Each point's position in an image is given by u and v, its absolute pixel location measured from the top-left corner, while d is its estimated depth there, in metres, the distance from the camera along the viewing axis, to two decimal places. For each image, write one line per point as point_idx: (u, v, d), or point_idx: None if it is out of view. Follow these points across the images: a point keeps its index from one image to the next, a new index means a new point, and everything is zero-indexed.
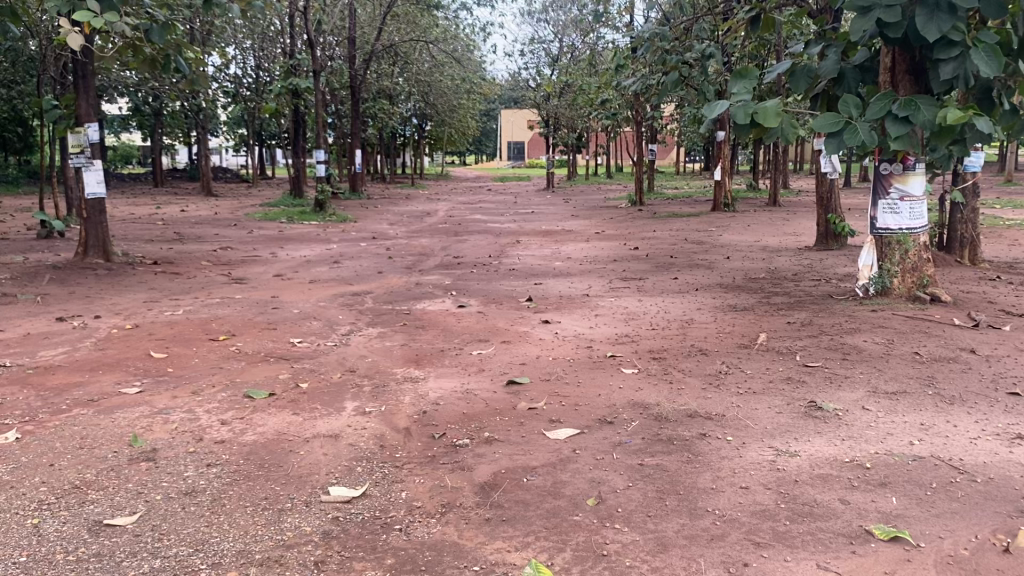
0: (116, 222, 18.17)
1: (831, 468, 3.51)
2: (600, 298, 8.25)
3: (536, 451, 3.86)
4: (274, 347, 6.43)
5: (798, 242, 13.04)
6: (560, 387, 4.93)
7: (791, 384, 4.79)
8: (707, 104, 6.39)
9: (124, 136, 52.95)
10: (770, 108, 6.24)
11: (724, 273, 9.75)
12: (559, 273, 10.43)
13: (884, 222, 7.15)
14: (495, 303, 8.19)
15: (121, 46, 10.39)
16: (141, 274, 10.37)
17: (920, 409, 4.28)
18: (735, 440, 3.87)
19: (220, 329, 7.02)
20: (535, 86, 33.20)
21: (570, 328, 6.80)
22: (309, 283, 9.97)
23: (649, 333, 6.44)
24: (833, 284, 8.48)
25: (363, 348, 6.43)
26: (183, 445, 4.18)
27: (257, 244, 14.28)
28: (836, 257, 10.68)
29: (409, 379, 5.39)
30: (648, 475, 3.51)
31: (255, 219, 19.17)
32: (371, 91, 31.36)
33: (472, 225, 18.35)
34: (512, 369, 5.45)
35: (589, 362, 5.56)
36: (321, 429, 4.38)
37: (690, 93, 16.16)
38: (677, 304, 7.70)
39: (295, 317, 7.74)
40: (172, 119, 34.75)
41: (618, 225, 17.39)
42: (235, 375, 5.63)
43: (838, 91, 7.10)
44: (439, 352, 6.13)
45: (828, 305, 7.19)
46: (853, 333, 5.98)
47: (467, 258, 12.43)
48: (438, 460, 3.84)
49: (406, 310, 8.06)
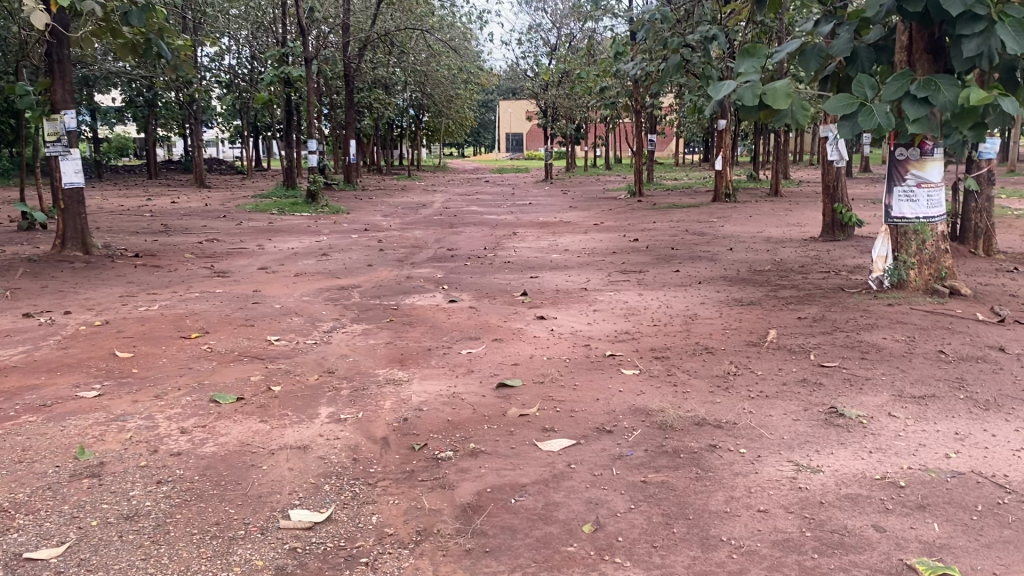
0: (102, 213, 17.70)
1: (860, 488, 3.10)
2: (598, 293, 7.83)
3: (526, 466, 3.44)
4: (249, 346, 6.00)
5: (803, 233, 12.61)
6: (554, 391, 4.52)
7: (807, 388, 4.36)
8: (712, 86, 5.93)
9: (120, 128, 52.32)
10: (780, 89, 5.77)
11: (727, 265, 9.32)
12: (556, 266, 10.00)
13: (900, 211, 6.71)
14: (488, 298, 7.78)
15: (99, 29, 9.87)
16: (120, 268, 9.93)
17: (953, 417, 3.86)
18: (749, 452, 3.45)
19: (194, 326, 6.59)
20: (533, 77, 32.68)
21: (566, 324, 6.38)
22: (295, 277, 9.54)
23: (651, 330, 6.02)
24: (843, 276, 8.04)
25: (344, 347, 6.01)
26: (134, 458, 3.76)
27: (245, 236, 13.82)
28: (843, 248, 10.26)
29: (390, 381, 4.96)
30: (652, 495, 3.10)
31: (245, 210, 18.73)
32: (366, 81, 30.87)
33: (468, 217, 17.91)
34: (503, 371, 5.02)
35: (587, 362, 5.13)
36: (289, 440, 3.96)
37: (691, 80, 15.72)
38: (680, 299, 7.27)
39: (275, 313, 7.31)
40: (165, 110, 34.20)
41: (618, 216, 16.96)
42: (205, 378, 5.21)
43: (851, 72, 6.65)
44: (425, 351, 5.70)
45: (839, 299, 6.76)
46: (869, 329, 5.56)
47: (461, 250, 12.00)
48: (416, 477, 3.43)
49: (394, 306, 7.63)
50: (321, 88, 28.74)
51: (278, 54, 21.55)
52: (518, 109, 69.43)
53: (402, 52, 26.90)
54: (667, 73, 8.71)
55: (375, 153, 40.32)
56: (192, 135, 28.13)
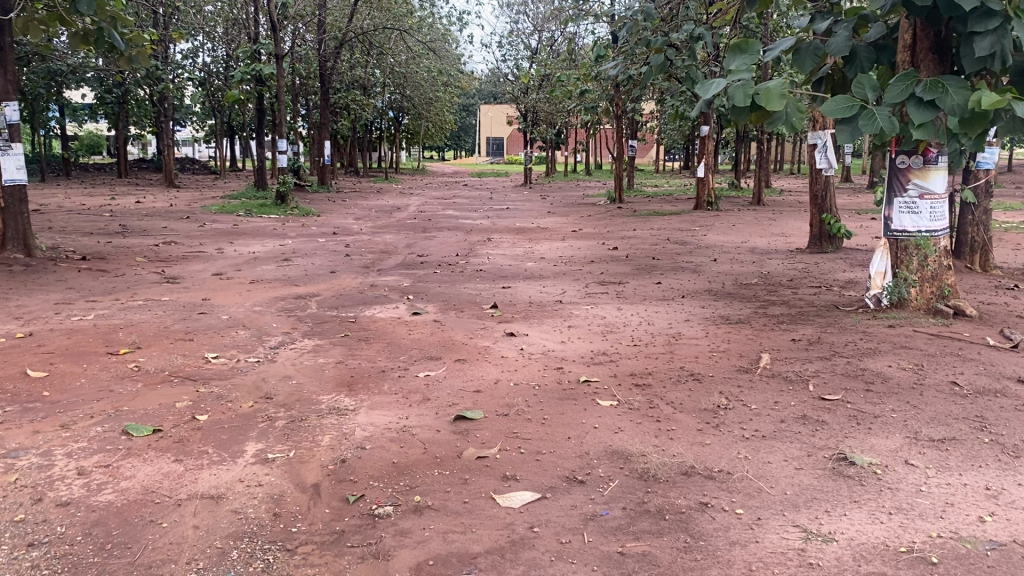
0: (60, 213, 16.88)
1: (883, 566, 2.53)
2: (574, 306, 7.25)
3: (478, 528, 2.85)
4: (182, 365, 5.37)
5: (788, 243, 12.13)
6: (520, 425, 3.93)
7: (809, 427, 3.80)
8: (699, 85, 5.38)
9: (92, 126, 51.05)
10: (774, 89, 5.19)
11: (712, 277, 8.78)
12: (530, 275, 9.42)
13: (901, 223, 6.18)
14: (456, 310, 7.19)
15: (47, 17, 9.19)
16: (62, 271, 9.22)
17: (980, 467, 3.31)
18: (747, 514, 2.88)
19: (125, 340, 5.93)
20: (513, 80, 32.12)
21: (538, 342, 5.80)
22: (250, 284, 8.89)
23: (630, 351, 5.44)
24: (836, 292, 7.53)
25: (289, 367, 5.38)
26: (10, 509, 3.10)
27: (205, 239, 13.11)
28: (832, 261, 9.78)
29: (334, 411, 4.34)
30: (631, 573, 2.52)
31: (210, 211, 18.00)
32: (342, 81, 30.20)
33: (443, 221, 17.30)
34: (463, 400, 4.40)
35: (559, 390, 4.53)
36: (202, 486, 3.34)
37: (674, 84, 15.21)
38: (663, 315, 6.70)
39: (219, 325, 6.68)
40: (137, 107, 33.26)
41: (597, 223, 16.44)
42: (124, 404, 4.56)
43: (850, 72, 6.12)
44: (377, 374, 5.08)
45: (834, 318, 6.22)
46: (872, 354, 5.02)
47: (432, 256, 11.40)
48: (346, 541, 2.83)
49: (352, 318, 7.01)
50: (296, 87, 28.00)
51: (250, 51, 20.74)
52: (499, 112, 68.89)
53: (380, 53, 26.20)
54: (651, 73, 8.12)
55: (352, 154, 39.55)
56: (162, 133, 27.26)
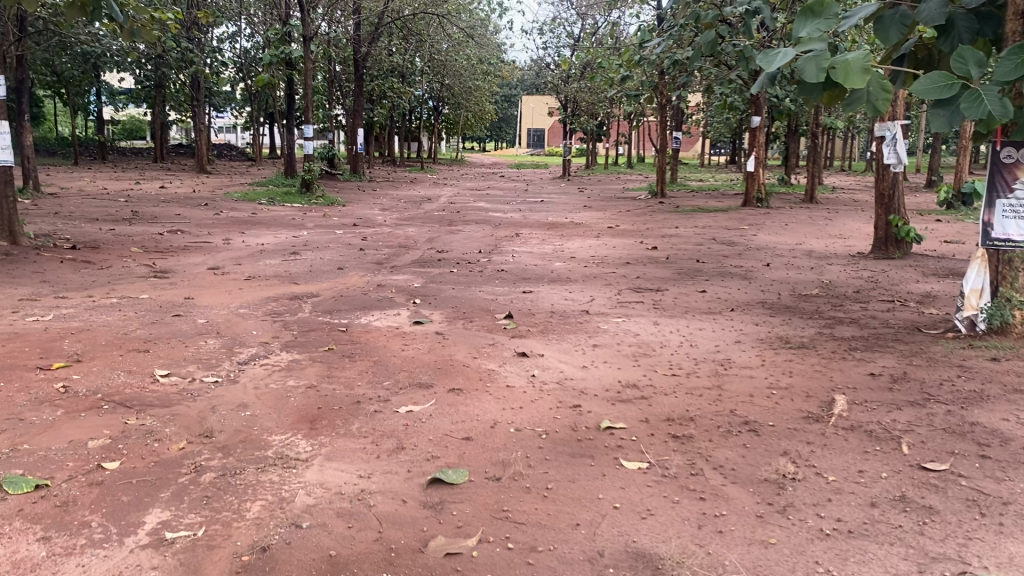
0: (74, 197, 16.14)
1: None
2: (602, 319, 6.20)
3: None
4: (122, 385, 4.45)
5: (848, 247, 10.93)
6: (513, 499, 2.90)
7: (913, 517, 2.73)
8: (762, 53, 4.16)
9: (133, 109, 50.65)
10: (854, 63, 3.92)
11: (764, 286, 7.65)
12: (558, 278, 8.37)
13: (1003, 229, 5.01)
14: (465, 320, 6.18)
15: None
16: (42, 262, 8.38)
17: None
18: None
19: (66, 350, 5.02)
20: (554, 69, 30.88)
21: (552, 367, 4.77)
22: (243, 282, 7.97)
23: (666, 385, 4.37)
24: (913, 309, 6.38)
25: (248, 392, 4.40)
26: None
27: (215, 229, 12.22)
28: (902, 270, 8.59)
29: (280, 462, 3.36)
30: None
31: (231, 199, 17.13)
32: (378, 68, 29.26)
33: (472, 214, 16.30)
34: (446, 453, 3.39)
35: (572, 442, 3.49)
36: None
37: (726, 72, 13.90)
38: (707, 334, 5.61)
39: (188, 333, 5.74)
40: (173, 91, 32.60)
41: (637, 220, 15.31)
42: (26, 440, 3.61)
43: (943, 47, 4.86)
44: (350, 406, 4.09)
45: (920, 346, 5.09)
46: (977, 401, 3.90)
47: (453, 253, 10.40)
48: None
49: (344, 327, 6.03)
50: (331, 73, 27.07)
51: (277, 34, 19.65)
52: (541, 104, 67.50)
53: (418, 40, 25.21)
54: (696, 53, 6.93)
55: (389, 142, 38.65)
56: (193, 117, 26.46)
